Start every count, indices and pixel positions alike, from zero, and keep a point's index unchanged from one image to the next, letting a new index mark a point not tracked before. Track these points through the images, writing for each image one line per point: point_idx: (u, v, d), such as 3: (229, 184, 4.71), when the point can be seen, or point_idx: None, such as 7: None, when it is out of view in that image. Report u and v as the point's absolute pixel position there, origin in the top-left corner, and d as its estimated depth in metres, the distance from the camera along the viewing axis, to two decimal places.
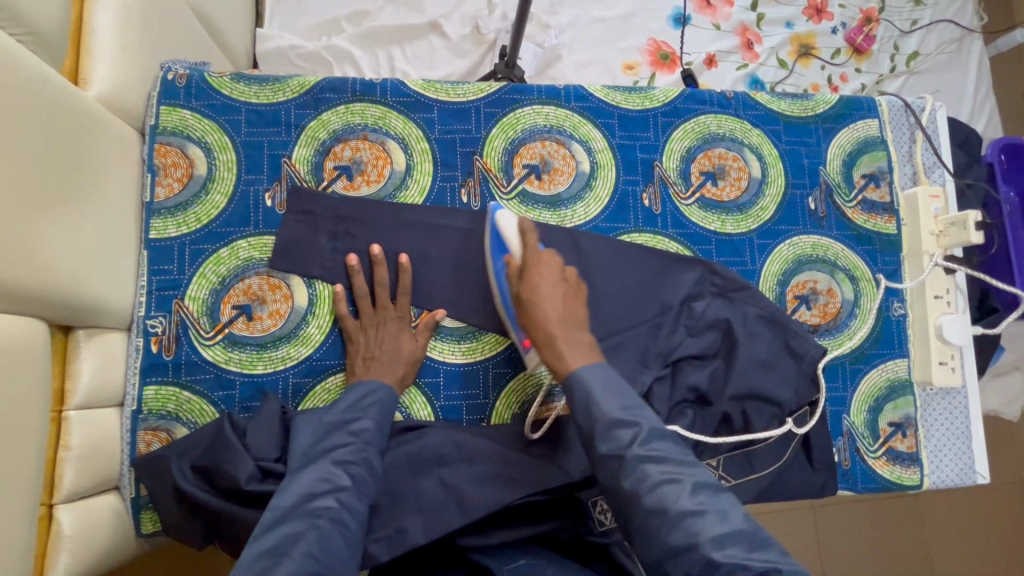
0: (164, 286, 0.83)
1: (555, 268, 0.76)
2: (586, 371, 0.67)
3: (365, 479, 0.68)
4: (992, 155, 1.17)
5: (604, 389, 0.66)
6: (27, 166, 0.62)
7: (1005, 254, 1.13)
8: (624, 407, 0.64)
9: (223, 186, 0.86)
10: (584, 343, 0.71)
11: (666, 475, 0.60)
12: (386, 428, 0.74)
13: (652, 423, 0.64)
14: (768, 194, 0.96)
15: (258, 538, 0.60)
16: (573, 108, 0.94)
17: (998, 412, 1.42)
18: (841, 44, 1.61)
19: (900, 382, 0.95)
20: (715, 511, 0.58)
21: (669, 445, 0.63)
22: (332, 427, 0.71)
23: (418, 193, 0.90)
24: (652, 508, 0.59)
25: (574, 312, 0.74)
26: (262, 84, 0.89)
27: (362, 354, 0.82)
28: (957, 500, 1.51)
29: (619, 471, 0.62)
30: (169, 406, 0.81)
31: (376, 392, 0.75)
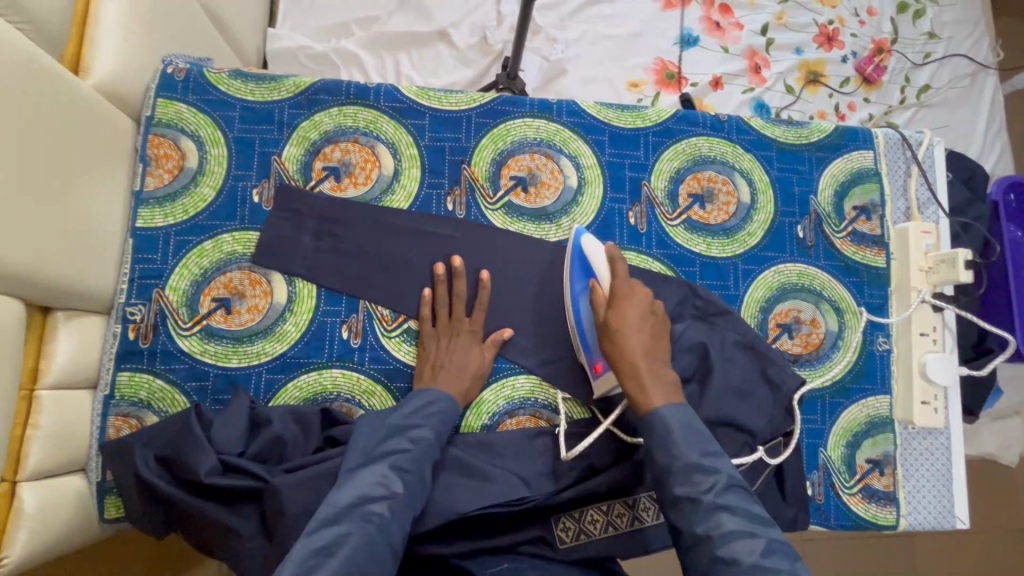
0: (146, 275, 0.84)
1: (643, 301, 0.79)
2: (669, 410, 0.70)
3: (416, 490, 0.68)
4: (998, 193, 1.14)
5: (683, 431, 0.68)
6: (18, 149, 0.64)
7: (1002, 295, 1.10)
8: (704, 453, 0.66)
9: (213, 179, 0.87)
10: (668, 382, 0.74)
11: (739, 529, 0.60)
12: (444, 437, 0.76)
13: (731, 473, 0.65)
14: (756, 220, 0.96)
15: (313, 534, 0.60)
16: (564, 123, 0.94)
17: (994, 456, 1.38)
18: (851, 73, 1.60)
19: (881, 419, 0.93)
20: (789, 573, 0.57)
21: (745, 501, 0.63)
22: (393, 431, 0.72)
23: (404, 198, 0.90)
24: (722, 557, 0.58)
25: (656, 348, 0.77)
26: (259, 82, 0.90)
27: (431, 361, 0.83)
28: (945, 540, 1.47)
29: (692, 516, 0.62)
30: (141, 393, 0.81)
31: (440, 402, 0.77)
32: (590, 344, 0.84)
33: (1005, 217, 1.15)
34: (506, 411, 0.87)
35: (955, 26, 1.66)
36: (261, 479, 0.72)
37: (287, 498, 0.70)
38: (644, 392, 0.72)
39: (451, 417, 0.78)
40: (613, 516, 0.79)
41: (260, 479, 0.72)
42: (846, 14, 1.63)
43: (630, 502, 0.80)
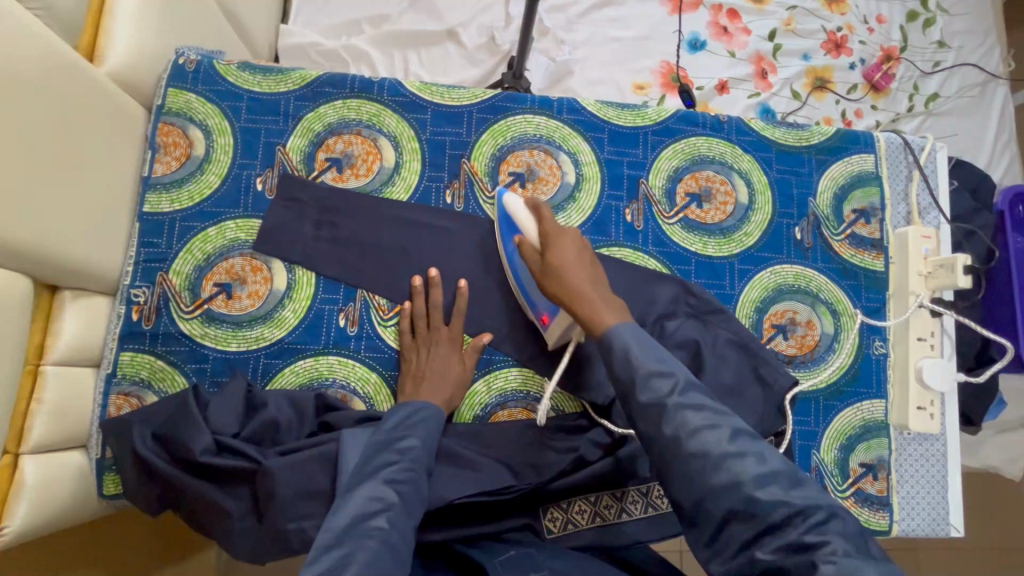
0: (151, 259, 0.86)
1: (571, 236, 0.80)
2: (622, 328, 0.68)
3: (414, 499, 0.66)
4: (1003, 203, 1.14)
5: (638, 343, 0.66)
6: (36, 136, 0.67)
7: (1007, 306, 1.09)
8: (660, 359, 0.64)
9: (219, 167, 0.90)
10: (616, 305, 0.72)
11: (705, 422, 0.59)
12: (434, 446, 0.74)
13: (687, 375, 0.63)
14: (753, 221, 0.96)
15: (314, 562, 0.58)
16: (564, 120, 0.95)
17: (997, 469, 1.36)
18: (859, 79, 1.59)
19: (876, 423, 0.93)
20: (755, 453, 0.57)
21: (703, 393, 0.62)
22: (380, 446, 0.70)
23: (404, 190, 0.92)
24: (694, 452, 0.58)
25: (599, 276, 0.76)
26: (266, 74, 0.93)
27: (412, 373, 0.83)
28: (944, 554, 1.45)
29: (659, 422, 0.60)
30: (142, 373, 0.84)
31: (422, 410, 0.76)
32: (535, 300, 0.85)
33: (1010, 228, 1.13)
34: (499, 403, 0.88)
35: (966, 35, 1.65)
36: (254, 461, 0.74)
37: (277, 479, 0.71)
38: (599, 314, 0.70)
39: (435, 424, 0.76)
40: (601, 507, 0.80)
41: (253, 460, 0.74)
42: (855, 21, 1.62)
43: (618, 494, 0.81)
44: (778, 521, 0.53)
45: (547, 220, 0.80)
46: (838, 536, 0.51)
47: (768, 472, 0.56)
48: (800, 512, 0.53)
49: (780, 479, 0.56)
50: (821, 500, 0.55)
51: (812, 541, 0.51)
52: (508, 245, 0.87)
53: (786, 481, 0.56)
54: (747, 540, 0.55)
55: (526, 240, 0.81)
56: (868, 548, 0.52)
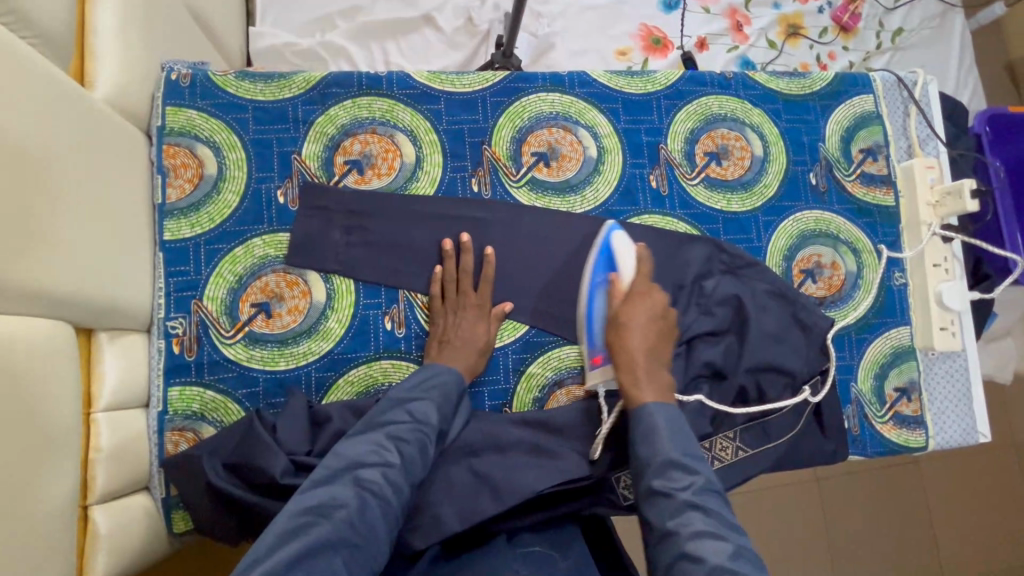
0: (181, 287, 0.82)
1: (657, 302, 0.82)
2: (656, 409, 0.73)
3: (415, 460, 0.68)
4: (979, 126, 1.19)
5: (669, 431, 0.71)
6: (21, 147, 0.58)
7: (994, 222, 1.15)
8: (687, 455, 0.69)
9: (235, 184, 0.86)
10: (664, 384, 0.77)
11: (710, 530, 0.63)
12: (447, 413, 0.76)
13: (709, 477, 0.67)
14: (770, 172, 0.98)
15: (307, 492, 0.62)
16: (578, 94, 0.95)
17: (993, 377, 1.46)
18: (829, 22, 1.63)
19: (904, 348, 0.98)
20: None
21: (718, 503, 0.66)
22: (394, 401, 0.73)
23: (429, 184, 0.90)
24: (688, 551, 0.61)
25: (658, 349, 0.80)
26: (267, 80, 0.89)
27: (438, 337, 0.84)
28: (953, 459, 1.57)
29: (665, 511, 0.65)
30: (194, 406, 0.81)
31: (439, 375, 0.78)
32: (596, 336, 0.87)
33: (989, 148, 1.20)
34: (555, 382, 0.89)
35: None
36: None
37: None
38: (638, 390, 0.75)
39: (453, 388, 0.78)
40: None
41: None
42: None
43: None
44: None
45: (643, 277, 0.83)
46: None
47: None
48: None
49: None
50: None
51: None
52: (594, 277, 0.87)
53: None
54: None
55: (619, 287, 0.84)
56: None
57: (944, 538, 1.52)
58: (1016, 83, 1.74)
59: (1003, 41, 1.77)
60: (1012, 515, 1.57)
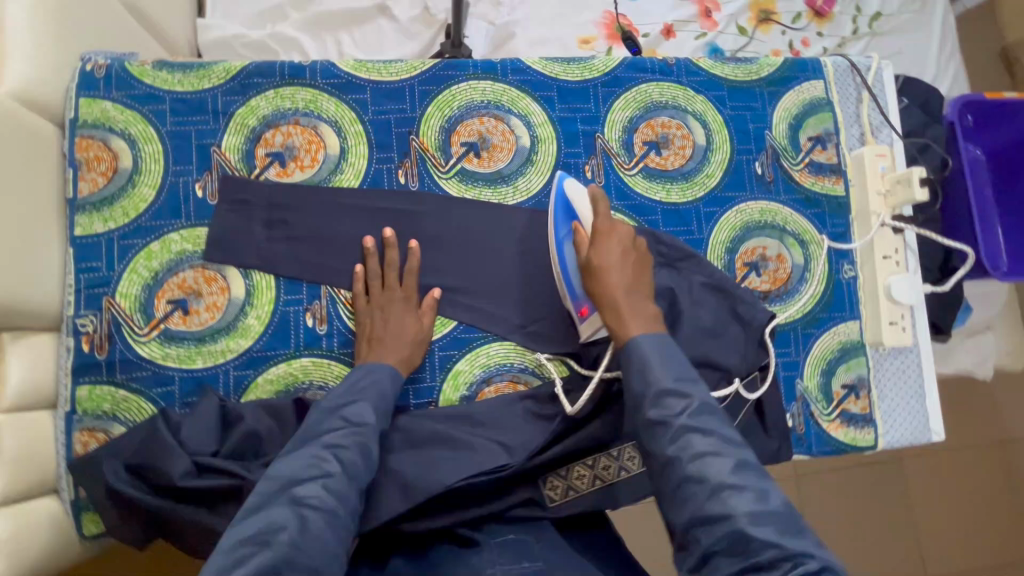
0: (93, 284, 0.80)
1: (623, 234, 0.80)
2: (645, 339, 0.70)
3: (358, 464, 0.65)
4: (954, 113, 1.13)
5: (659, 357, 0.68)
6: None
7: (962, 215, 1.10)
8: (678, 378, 0.66)
9: (151, 178, 0.83)
10: (649, 316, 0.74)
11: (711, 449, 0.61)
12: (384, 412, 0.73)
13: (704, 398, 0.65)
14: (713, 161, 0.95)
15: (243, 523, 0.57)
16: (510, 82, 0.92)
17: (971, 373, 1.41)
18: (802, 8, 1.55)
19: (853, 343, 0.95)
20: (755, 490, 0.59)
21: (716, 421, 0.64)
22: (326, 410, 0.69)
23: (354, 177, 0.87)
24: (691, 474, 0.60)
25: (637, 281, 0.77)
26: (186, 71, 0.86)
27: (368, 335, 0.81)
28: (934, 456, 1.53)
29: (663, 437, 0.63)
30: (104, 406, 0.79)
31: (376, 373, 0.76)
32: (575, 287, 0.83)
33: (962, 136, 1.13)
34: (483, 380, 0.86)
35: None
36: (239, 477, 0.71)
37: None
38: (624, 321, 0.73)
39: (388, 384, 0.76)
40: (600, 469, 0.80)
41: (237, 477, 0.71)
42: None
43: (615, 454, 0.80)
44: (766, 560, 0.54)
45: (604, 212, 0.79)
46: None
47: (764, 510, 0.57)
48: (790, 556, 0.54)
49: (775, 521, 0.56)
50: (814, 550, 0.55)
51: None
52: (557, 229, 0.83)
53: (782, 523, 0.56)
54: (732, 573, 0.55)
55: (583, 231, 0.80)
56: None
57: (927, 537, 1.48)
58: (1010, 73, 1.67)
59: (992, 25, 1.69)
60: (995, 513, 1.53)
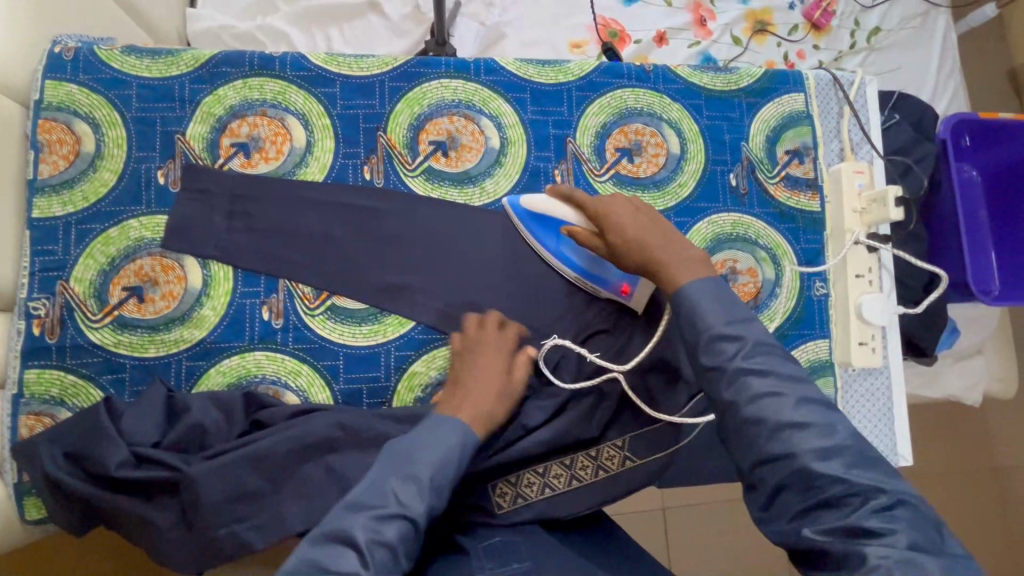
0: (47, 268, 0.80)
1: (625, 205, 0.74)
2: (696, 288, 0.64)
3: (392, 562, 0.57)
4: (945, 133, 1.09)
5: (711, 301, 0.63)
6: None
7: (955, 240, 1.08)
8: (728, 320, 0.62)
9: (113, 163, 0.83)
10: (693, 259, 0.68)
11: (770, 389, 0.58)
12: (442, 486, 0.63)
13: (758, 337, 0.61)
14: (687, 171, 0.93)
15: None
16: (483, 82, 0.90)
17: (960, 398, 1.37)
18: (800, 20, 1.49)
19: (821, 362, 0.93)
20: (818, 426, 0.56)
21: (774, 357, 0.60)
22: (382, 481, 0.61)
23: (319, 171, 0.87)
24: (750, 418, 0.58)
25: (664, 229, 0.72)
26: (154, 57, 0.85)
27: (450, 384, 0.75)
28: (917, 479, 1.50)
29: (718, 383, 0.61)
30: (52, 390, 0.78)
31: (450, 435, 0.66)
32: (602, 278, 0.85)
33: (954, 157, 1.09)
34: (439, 382, 0.85)
35: None
36: (176, 469, 0.71)
37: (203, 487, 0.69)
38: (669, 276, 0.67)
39: (457, 447, 0.65)
40: (549, 478, 0.79)
41: (174, 469, 0.70)
42: None
43: (568, 462, 0.80)
44: (835, 497, 0.53)
45: (591, 202, 0.76)
46: (905, 525, 0.51)
47: (830, 446, 0.55)
48: (860, 493, 0.53)
49: (844, 456, 0.55)
50: (885, 484, 0.53)
51: (872, 526, 0.51)
52: (546, 241, 0.87)
53: (851, 458, 0.55)
54: (802, 510, 0.55)
55: (577, 227, 0.78)
56: (942, 542, 0.51)
57: None
58: (1017, 93, 1.62)
59: (1000, 43, 1.64)
60: (982, 540, 1.49)
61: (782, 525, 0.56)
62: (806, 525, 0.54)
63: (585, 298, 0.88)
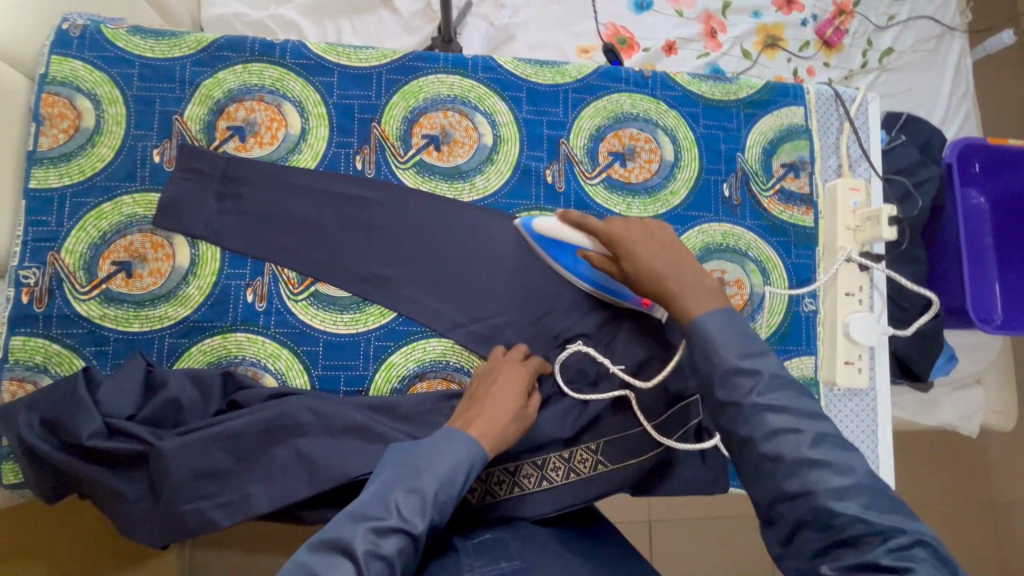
0: (40, 238, 0.81)
1: (640, 232, 0.73)
2: (712, 319, 0.63)
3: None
4: (952, 157, 1.06)
5: (724, 333, 0.62)
6: None
7: (955, 267, 1.06)
8: (745, 354, 0.60)
9: (111, 139, 0.85)
10: (709, 289, 0.67)
11: (787, 425, 0.56)
12: (445, 500, 0.61)
13: (775, 370, 0.59)
14: (679, 179, 0.93)
15: None
16: (480, 79, 0.91)
17: (955, 427, 1.33)
18: (811, 36, 1.47)
19: (805, 380, 0.92)
20: (838, 464, 0.54)
21: (791, 393, 0.58)
22: (383, 492, 0.59)
23: (311, 158, 0.88)
24: (768, 454, 0.56)
25: (681, 258, 0.70)
26: (158, 38, 0.87)
27: (470, 395, 0.76)
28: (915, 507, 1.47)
29: (734, 419, 0.59)
30: (37, 357, 0.79)
31: (462, 454, 0.64)
32: (620, 292, 0.85)
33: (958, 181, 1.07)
34: (417, 373, 0.86)
35: None
36: (147, 443, 0.71)
37: (172, 462, 0.70)
38: (683, 307, 0.66)
39: (462, 460, 0.64)
40: (520, 477, 0.78)
41: (146, 442, 0.72)
42: None
43: (540, 462, 0.79)
44: (855, 536, 0.51)
45: (605, 231, 0.74)
46: (926, 565, 0.48)
47: (849, 484, 0.53)
48: (879, 534, 0.50)
49: (861, 494, 0.52)
50: (907, 525, 0.51)
51: (891, 566, 0.48)
52: (567, 263, 0.86)
53: (867, 496, 0.52)
54: (821, 549, 0.52)
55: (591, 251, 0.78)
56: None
57: None
58: None
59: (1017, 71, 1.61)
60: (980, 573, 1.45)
61: (799, 563, 0.54)
62: (824, 564, 0.52)
63: (569, 300, 0.88)
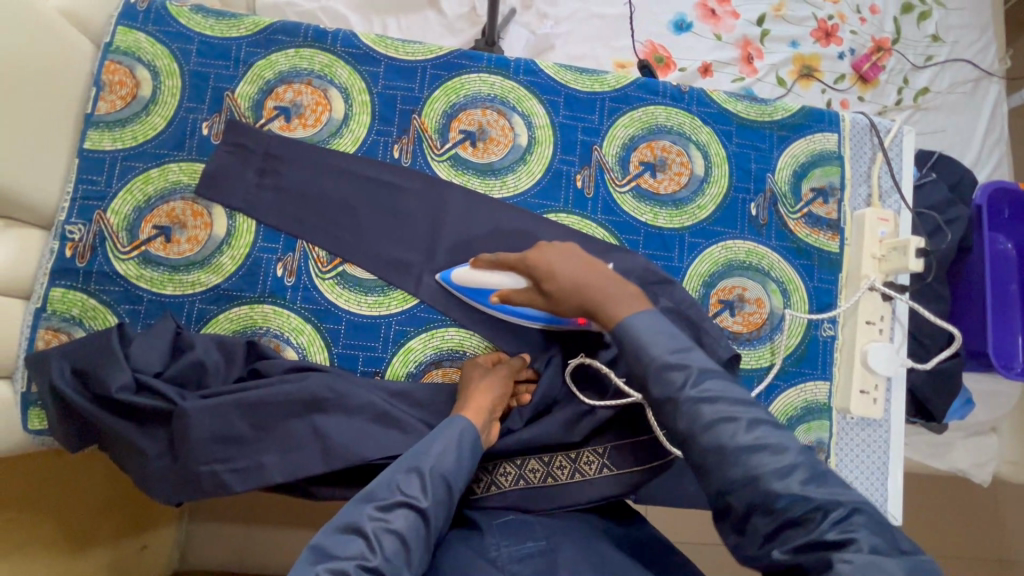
0: (89, 196, 0.85)
1: (556, 251, 0.77)
2: (632, 321, 0.64)
3: (401, 549, 0.56)
4: (981, 199, 1.06)
5: (649, 332, 0.63)
6: None
7: (979, 309, 1.05)
8: (675, 350, 0.61)
9: (165, 110, 0.88)
10: (630, 295, 0.68)
11: (723, 413, 0.56)
12: (452, 478, 0.63)
13: (705, 363, 0.60)
14: (708, 194, 0.94)
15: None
16: (520, 81, 0.93)
17: (966, 474, 1.30)
18: (847, 70, 1.48)
19: (818, 405, 0.91)
20: (774, 444, 0.54)
21: (721, 380, 0.59)
22: (389, 473, 0.62)
23: (351, 143, 0.90)
24: (708, 447, 0.55)
25: (595, 269, 0.73)
26: (219, 18, 0.91)
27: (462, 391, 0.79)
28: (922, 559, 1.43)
29: (674, 414, 0.58)
30: (73, 310, 0.83)
31: (454, 428, 0.67)
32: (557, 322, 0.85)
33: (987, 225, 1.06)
34: (432, 360, 0.87)
35: (961, 30, 1.51)
36: (171, 402, 0.74)
37: (192, 422, 0.72)
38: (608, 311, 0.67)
39: (457, 438, 0.66)
40: (526, 471, 0.79)
41: (170, 401, 0.74)
42: (848, 10, 1.50)
43: (546, 458, 0.80)
44: (796, 516, 0.51)
45: (523, 265, 0.79)
46: (866, 532, 0.49)
47: (788, 462, 0.53)
48: (820, 508, 0.51)
49: (800, 471, 0.53)
50: (841, 496, 0.52)
51: (835, 539, 0.49)
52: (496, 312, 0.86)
53: (806, 473, 0.53)
54: (770, 533, 0.52)
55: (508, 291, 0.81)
56: (895, 540, 0.50)
57: None
58: None
59: None
60: None
61: (754, 549, 0.54)
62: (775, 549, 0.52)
63: None
